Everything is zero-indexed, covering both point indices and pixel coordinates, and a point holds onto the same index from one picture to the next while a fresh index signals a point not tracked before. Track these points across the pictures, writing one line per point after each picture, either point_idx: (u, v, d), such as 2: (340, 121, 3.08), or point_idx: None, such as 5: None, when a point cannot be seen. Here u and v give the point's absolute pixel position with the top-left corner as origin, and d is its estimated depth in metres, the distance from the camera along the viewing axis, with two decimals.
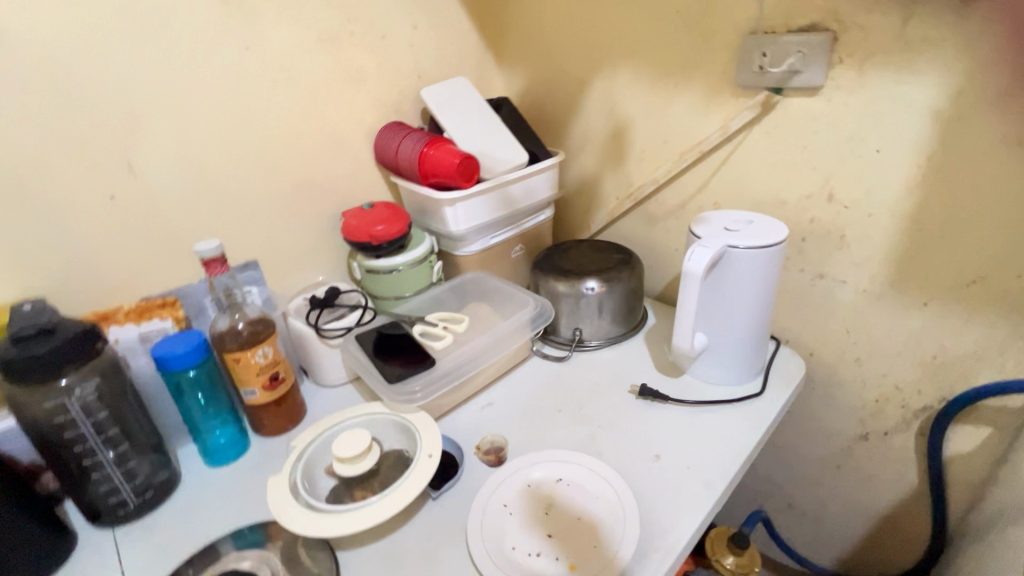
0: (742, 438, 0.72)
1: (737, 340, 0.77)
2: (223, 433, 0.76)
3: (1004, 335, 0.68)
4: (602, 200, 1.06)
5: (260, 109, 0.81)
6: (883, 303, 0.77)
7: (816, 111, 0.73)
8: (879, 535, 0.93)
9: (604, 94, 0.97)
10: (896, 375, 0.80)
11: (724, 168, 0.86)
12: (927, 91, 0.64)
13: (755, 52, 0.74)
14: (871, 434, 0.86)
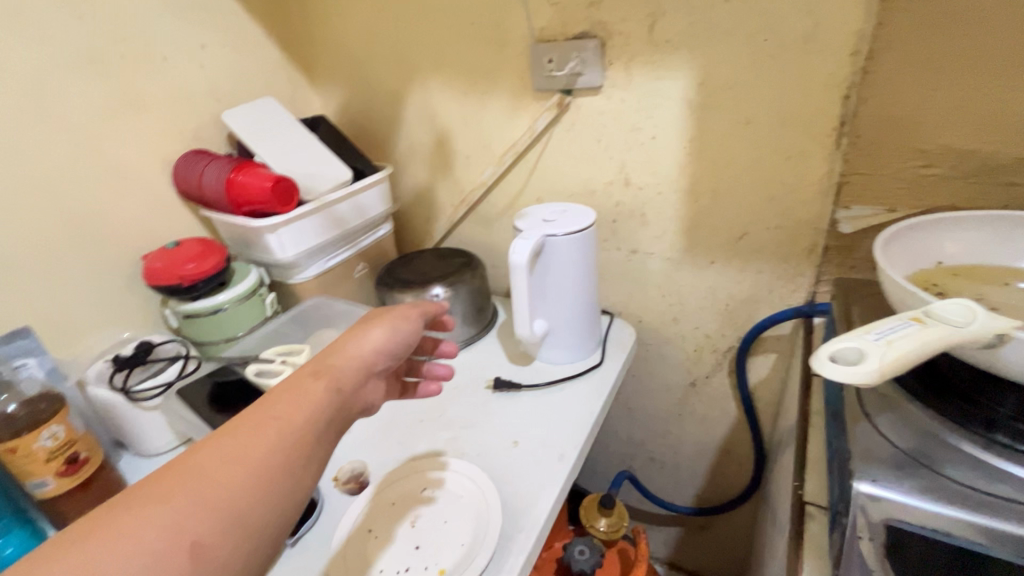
0: (589, 406, 0.78)
1: (572, 320, 0.84)
2: (8, 542, 0.62)
3: (768, 278, 0.84)
4: (439, 208, 1.08)
5: (11, 149, 0.69)
6: (683, 267, 0.90)
7: (602, 107, 0.83)
8: (719, 464, 1.08)
9: (421, 105, 0.98)
10: (705, 325, 0.93)
11: (539, 165, 0.93)
12: (679, 84, 0.76)
13: (543, 58, 0.82)
14: (697, 379, 1.00)
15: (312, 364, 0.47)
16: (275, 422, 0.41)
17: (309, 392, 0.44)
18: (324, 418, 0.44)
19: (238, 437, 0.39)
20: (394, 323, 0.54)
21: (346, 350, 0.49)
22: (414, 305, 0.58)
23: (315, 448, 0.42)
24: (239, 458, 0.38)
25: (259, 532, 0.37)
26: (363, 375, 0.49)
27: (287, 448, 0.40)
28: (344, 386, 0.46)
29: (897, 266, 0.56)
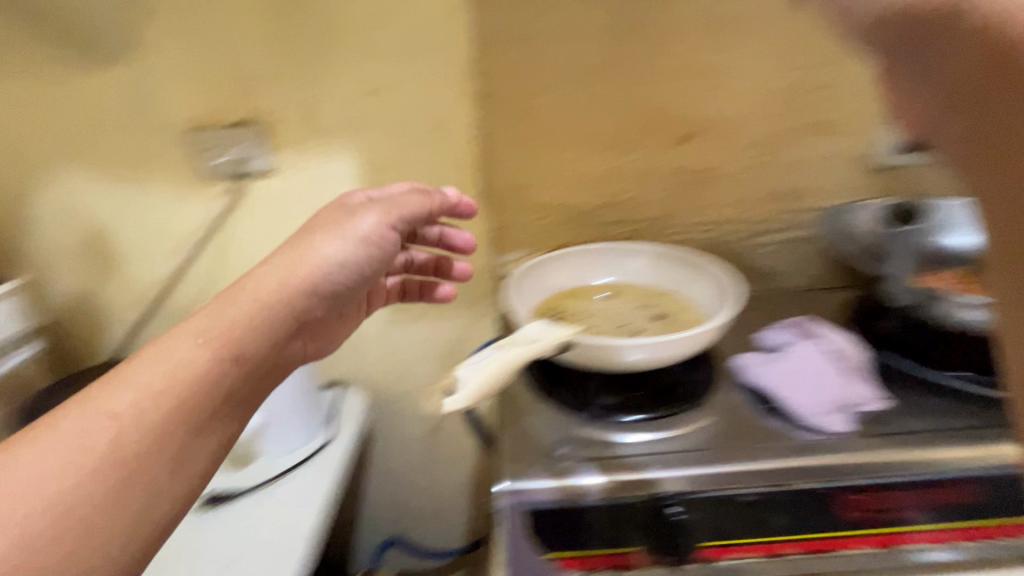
0: (315, 498, 0.74)
1: (290, 409, 0.79)
2: None
3: (467, 320, 0.96)
4: (109, 311, 0.91)
5: None
6: (396, 324, 0.96)
7: (279, 189, 0.84)
8: (476, 497, 1.15)
9: (57, 198, 0.83)
10: (429, 373, 1.01)
11: (226, 251, 0.88)
12: (346, 165, 0.81)
13: (202, 146, 0.79)
14: (436, 423, 1.06)
15: (220, 302, 0.45)
16: (135, 390, 0.39)
17: (197, 350, 0.42)
18: (204, 382, 0.41)
19: (90, 414, 0.37)
20: (338, 241, 0.50)
21: (242, 291, 0.46)
22: (376, 208, 0.54)
23: (216, 404, 0.42)
24: (110, 428, 0.37)
25: (129, 515, 0.36)
26: (285, 315, 0.47)
27: (165, 415, 0.39)
28: (228, 345, 0.43)
29: (525, 307, 0.71)
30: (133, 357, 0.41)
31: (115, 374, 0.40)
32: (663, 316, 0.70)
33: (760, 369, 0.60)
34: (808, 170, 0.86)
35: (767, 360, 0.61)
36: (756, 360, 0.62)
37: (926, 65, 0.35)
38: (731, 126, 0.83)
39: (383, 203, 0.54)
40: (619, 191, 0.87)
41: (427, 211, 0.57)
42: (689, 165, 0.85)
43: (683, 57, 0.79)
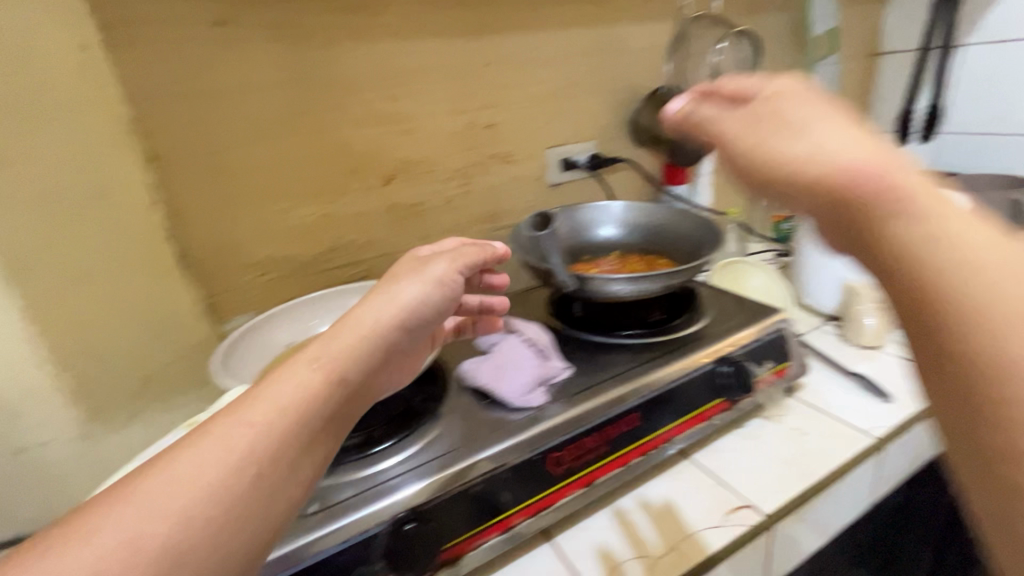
0: None
1: None
2: None
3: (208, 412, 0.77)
4: None
5: None
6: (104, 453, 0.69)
7: None
8: None
9: None
10: None
11: None
12: None
13: None
14: None
15: (324, 338, 0.41)
16: (228, 439, 0.34)
17: (301, 382, 0.38)
18: (307, 412, 0.37)
19: (228, 430, 0.35)
20: (418, 283, 0.47)
21: (360, 313, 0.44)
22: (445, 258, 0.51)
23: (305, 442, 0.37)
24: (209, 467, 0.33)
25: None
26: (378, 355, 0.43)
27: (261, 455, 0.35)
28: (333, 381, 0.39)
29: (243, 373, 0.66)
30: (239, 399, 0.37)
31: (220, 414, 0.36)
32: None
33: (475, 369, 0.67)
34: (502, 193, 1.02)
35: (481, 361, 0.68)
36: (473, 363, 0.69)
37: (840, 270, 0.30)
38: (429, 163, 0.93)
39: (451, 253, 0.52)
40: (342, 234, 0.89)
41: (481, 262, 0.54)
42: (401, 202, 0.93)
43: (370, 106, 0.85)
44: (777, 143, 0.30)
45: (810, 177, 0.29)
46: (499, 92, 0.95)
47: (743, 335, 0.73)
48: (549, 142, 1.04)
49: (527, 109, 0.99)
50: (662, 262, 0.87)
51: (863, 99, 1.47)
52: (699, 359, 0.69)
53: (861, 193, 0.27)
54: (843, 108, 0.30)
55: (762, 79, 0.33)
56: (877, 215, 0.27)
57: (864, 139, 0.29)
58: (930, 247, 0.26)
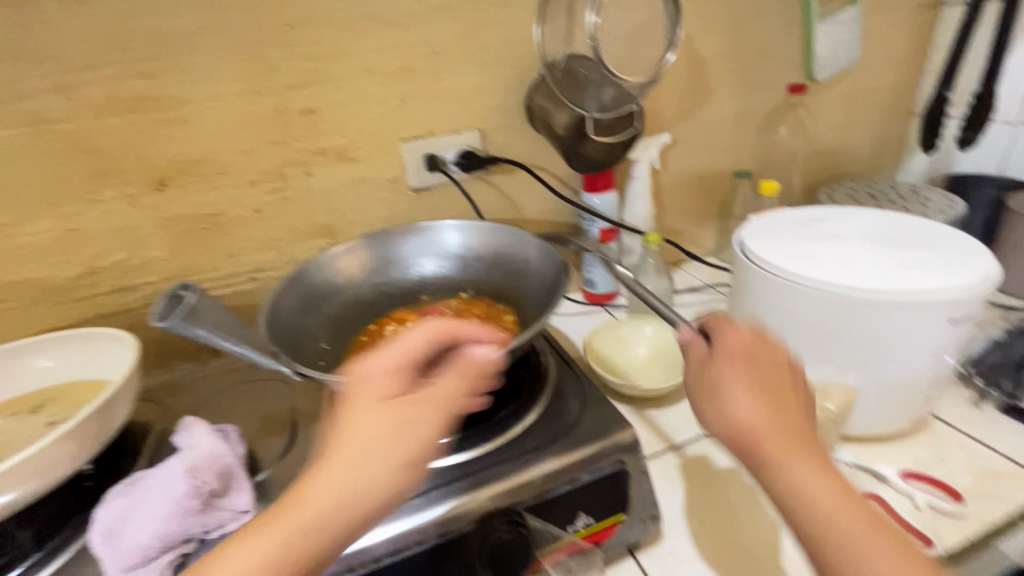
0: None
1: None
2: None
3: None
4: None
5: None
6: None
7: None
8: None
9: None
10: None
11: None
12: None
13: None
14: None
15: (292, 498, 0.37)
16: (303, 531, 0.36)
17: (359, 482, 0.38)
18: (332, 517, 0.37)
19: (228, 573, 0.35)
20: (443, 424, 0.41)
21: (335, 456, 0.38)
22: (431, 387, 0.41)
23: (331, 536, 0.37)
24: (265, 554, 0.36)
25: None
26: (425, 474, 0.39)
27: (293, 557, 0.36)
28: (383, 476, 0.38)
29: None
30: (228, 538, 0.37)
31: (280, 506, 0.37)
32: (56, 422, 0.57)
33: (100, 511, 0.44)
34: (340, 201, 0.78)
35: (124, 490, 0.46)
36: (114, 491, 0.46)
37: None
38: (220, 161, 0.70)
39: (434, 330, 0.44)
40: (101, 254, 0.70)
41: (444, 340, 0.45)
42: (186, 213, 0.71)
43: (110, 85, 0.63)
44: (718, 392, 0.43)
45: (803, 508, 0.38)
46: (315, 65, 0.70)
47: (552, 472, 0.49)
48: (404, 133, 0.77)
49: (364, 88, 0.73)
50: (507, 319, 0.63)
51: (907, 73, 1.06)
52: (453, 513, 0.47)
53: (771, 454, 0.39)
54: (750, 358, 0.44)
55: (766, 371, 0.43)
56: (841, 543, 0.36)
57: (778, 378, 0.43)
58: (809, 500, 0.38)
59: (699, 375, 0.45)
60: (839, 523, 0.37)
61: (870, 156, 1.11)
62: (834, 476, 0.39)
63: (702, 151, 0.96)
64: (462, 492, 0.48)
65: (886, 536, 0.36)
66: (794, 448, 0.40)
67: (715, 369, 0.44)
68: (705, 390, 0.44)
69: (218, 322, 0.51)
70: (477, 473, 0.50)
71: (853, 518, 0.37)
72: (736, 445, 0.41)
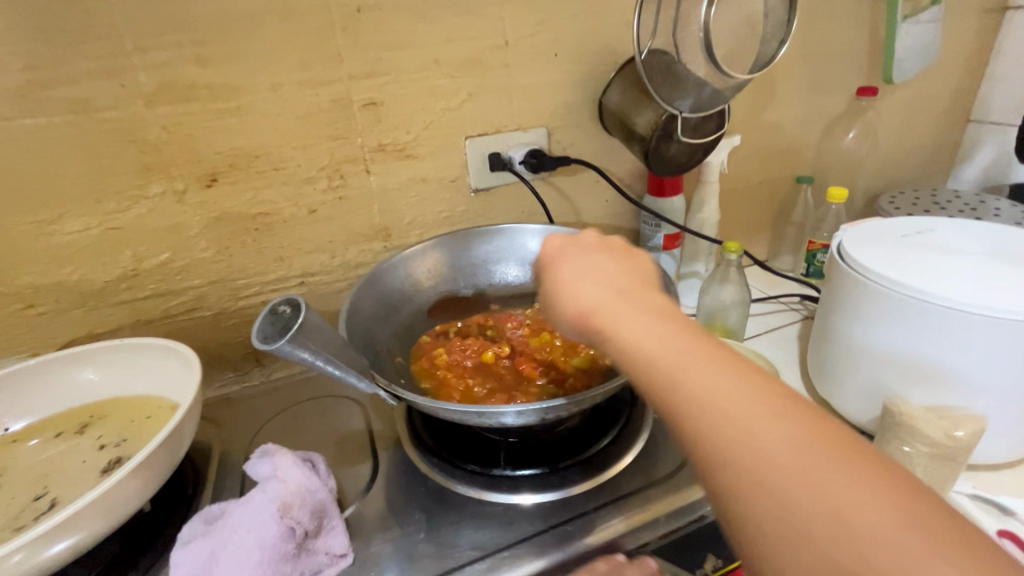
0: None
1: None
2: None
3: None
4: None
5: None
6: None
7: None
8: None
9: None
10: None
11: None
12: None
13: None
14: None
15: None
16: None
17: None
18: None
19: None
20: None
21: None
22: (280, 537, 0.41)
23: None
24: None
25: None
26: None
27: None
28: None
29: None
30: None
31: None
32: (104, 442, 0.51)
33: (181, 556, 0.41)
34: (398, 201, 0.73)
35: (204, 531, 0.43)
36: (193, 533, 0.43)
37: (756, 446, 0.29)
38: (275, 157, 0.65)
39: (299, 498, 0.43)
40: (144, 256, 0.64)
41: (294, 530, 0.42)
42: (237, 212, 0.66)
43: (161, 72, 0.57)
44: (559, 294, 0.39)
45: (649, 380, 0.33)
46: (381, 54, 0.64)
47: (677, 509, 0.46)
48: (469, 130, 0.72)
49: (431, 81, 0.68)
50: None
51: (968, 78, 1.02)
52: (580, 554, 0.44)
53: (629, 352, 0.35)
54: (599, 270, 0.40)
55: (592, 275, 0.39)
56: (684, 407, 0.31)
57: (623, 274, 0.39)
58: (668, 391, 0.32)
59: (541, 290, 0.42)
60: (690, 378, 0.32)
61: (926, 163, 1.08)
62: (724, 363, 0.32)
63: (765, 155, 0.92)
64: (585, 531, 0.45)
65: (732, 380, 0.31)
66: (636, 313, 0.36)
67: (553, 271, 0.41)
68: (554, 300, 0.40)
69: (325, 342, 0.43)
70: (595, 512, 0.46)
71: (688, 359, 0.33)
72: (586, 342, 0.38)
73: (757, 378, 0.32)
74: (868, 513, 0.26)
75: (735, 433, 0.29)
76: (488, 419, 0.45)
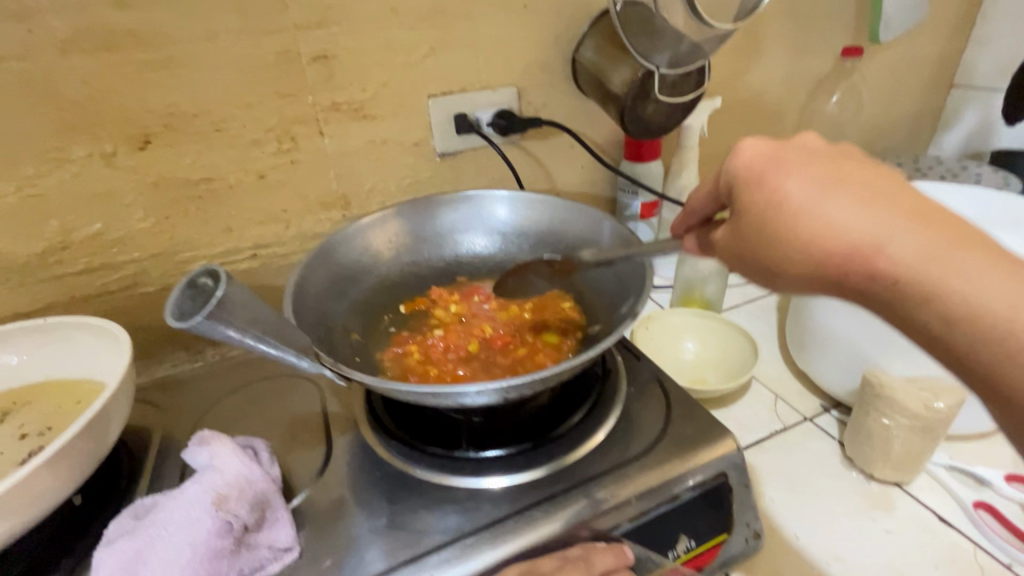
0: None
1: None
2: None
3: None
4: None
5: None
6: None
7: None
8: None
9: None
10: None
11: None
12: None
13: None
14: None
15: None
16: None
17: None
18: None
19: None
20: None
21: None
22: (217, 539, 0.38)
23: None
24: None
25: None
26: None
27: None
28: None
29: None
30: None
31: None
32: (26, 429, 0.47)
33: (104, 557, 0.38)
34: (356, 167, 0.67)
35: (132, 527, 0.40)
36: (119, 530, 0.40)
37: None
38: (215, 116, 0.59)
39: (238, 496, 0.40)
40: (72, 227, 0.58)
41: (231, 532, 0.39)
42: (177, 178, 0.60)
43: (76, 15, 0.50)
44: (804, 220, 0.33)
45: (939, 306, 0.31)
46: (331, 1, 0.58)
47: (648, 490, 0.44)
48: (432, 88, 0.67)
49: (388, 33, 0.62)
50: (565, 305, 0.57)
51: (953, 41, 1.00)
52: (546, 541, 0.41)
53: (911, 281, 0.31)
54: (847, 182, 0.33)
55: (853, 189, 0.33)
56: (996, 336, 0.29)
57: (889, 185, 0.33)
58: (981, 311, 0.30)
59: (752, 220, 0.36)
60: (996, 303, 0.29)
61: (908, 130, 1.05)
62: (1023, 277, 0.30)
63: (747, 119, 0.89)
64: (551, 515, 0.42)
65: None
66: (937, 237, 0.31)
67: (775, 193, 0.34)
68: (779, 227, 0.34)
69: (254, 317, 0.40)
70: (563, 495, 0.44)
71: (1021, 295, 0.29)
72: (827, 277, 0.34)
73: None
74: None
75: None
76: (447, 401, 0.41)
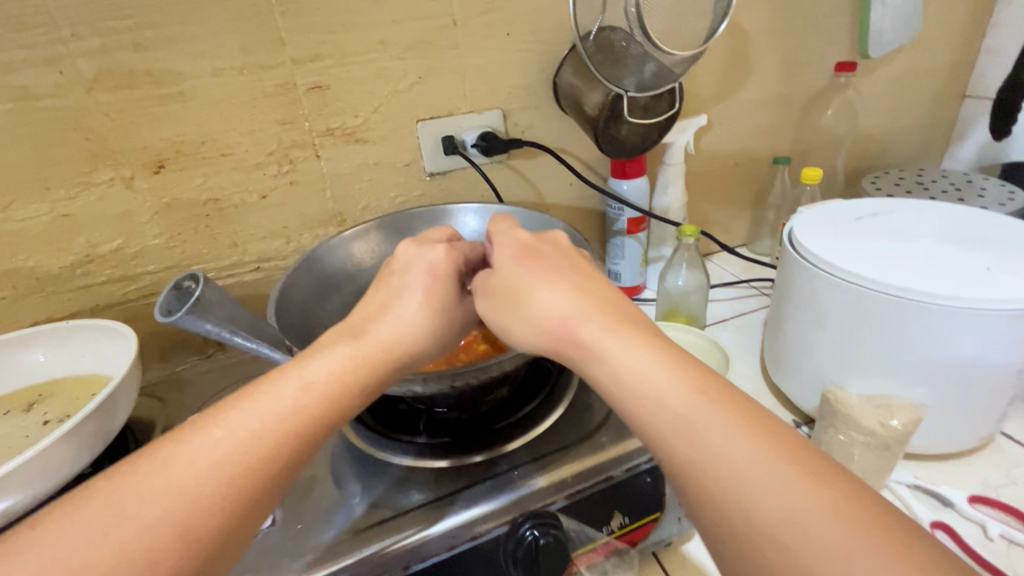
0: None
1: None
2: None
3: None
4: None
5: None
6: None
7: None
8: None
9: None
10: None
11: None
12: None
13: None
14: None
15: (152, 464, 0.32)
16: (165, 470, 0.31)
17: (300, 393, 0.36)
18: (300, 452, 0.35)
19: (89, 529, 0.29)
20: (422, 301, 0.42)
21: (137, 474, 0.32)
22: None
23: (280, 492, 0.34)
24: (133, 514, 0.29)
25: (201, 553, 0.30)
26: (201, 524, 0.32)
27: (178, 524, 0.30)
28: (303, 430, 0.35)
29: None
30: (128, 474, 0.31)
31: (209, 414, 0.35)
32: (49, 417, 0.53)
33: None
34: (351, 186, 0.73)
35: None
36: None
37: (702, 472, 0.30)
38: (221, 142, 0.65)
39: None
40: (97, 242, 0.65)
41: None
42: (188, 198, 0.66)
43: (100, 58, 0.57)
44: (529, 297, 0.40)
45: (608, 379, 0.35)
46: (325, 37, 0.64)
47: (586, 470, 0.45)
48: (421, 113, 0.71)
49: (378, 63, 0.67)
50: None
51: (961, 52, 0.97)
52: (486, 515, 0.43)
53: (590, 352, 0.37)
54: (557, 274, 0.41)
55: (554, 279, 0.40)
56: (653, 421, 0.33)
57: (593, 282, 0.41)
58: (634, 385, 0.34)
59: (498, 295, 0.42)
60: (649, 380, 0.34)
61: (916, 142, 1.03)
62: (671, 359, 0.35)
63: (738, 134, 0.89)
64: (492, 492, 0.44)
65: (686, 382, 0.33)
66: (610, 323, 0.37)
67: (514, 277, 0.42)
68: (510, 302, 0.41)
69: (231, 314, 0.46)
70: (508, 473, 0.46)
71: (670, 379, 0.34)
72: (551, 352, 0.39)
73: (701, 381, 0.33)
74: (803, 506, 0.28)
75: (687, 444, 0.31)
76: (401, 389, 0.45)
